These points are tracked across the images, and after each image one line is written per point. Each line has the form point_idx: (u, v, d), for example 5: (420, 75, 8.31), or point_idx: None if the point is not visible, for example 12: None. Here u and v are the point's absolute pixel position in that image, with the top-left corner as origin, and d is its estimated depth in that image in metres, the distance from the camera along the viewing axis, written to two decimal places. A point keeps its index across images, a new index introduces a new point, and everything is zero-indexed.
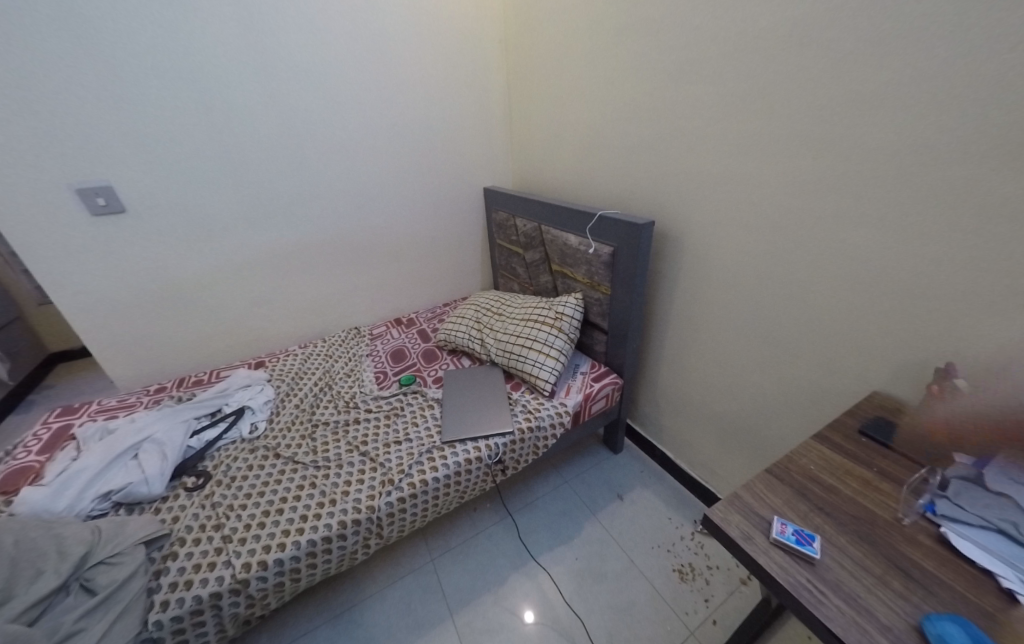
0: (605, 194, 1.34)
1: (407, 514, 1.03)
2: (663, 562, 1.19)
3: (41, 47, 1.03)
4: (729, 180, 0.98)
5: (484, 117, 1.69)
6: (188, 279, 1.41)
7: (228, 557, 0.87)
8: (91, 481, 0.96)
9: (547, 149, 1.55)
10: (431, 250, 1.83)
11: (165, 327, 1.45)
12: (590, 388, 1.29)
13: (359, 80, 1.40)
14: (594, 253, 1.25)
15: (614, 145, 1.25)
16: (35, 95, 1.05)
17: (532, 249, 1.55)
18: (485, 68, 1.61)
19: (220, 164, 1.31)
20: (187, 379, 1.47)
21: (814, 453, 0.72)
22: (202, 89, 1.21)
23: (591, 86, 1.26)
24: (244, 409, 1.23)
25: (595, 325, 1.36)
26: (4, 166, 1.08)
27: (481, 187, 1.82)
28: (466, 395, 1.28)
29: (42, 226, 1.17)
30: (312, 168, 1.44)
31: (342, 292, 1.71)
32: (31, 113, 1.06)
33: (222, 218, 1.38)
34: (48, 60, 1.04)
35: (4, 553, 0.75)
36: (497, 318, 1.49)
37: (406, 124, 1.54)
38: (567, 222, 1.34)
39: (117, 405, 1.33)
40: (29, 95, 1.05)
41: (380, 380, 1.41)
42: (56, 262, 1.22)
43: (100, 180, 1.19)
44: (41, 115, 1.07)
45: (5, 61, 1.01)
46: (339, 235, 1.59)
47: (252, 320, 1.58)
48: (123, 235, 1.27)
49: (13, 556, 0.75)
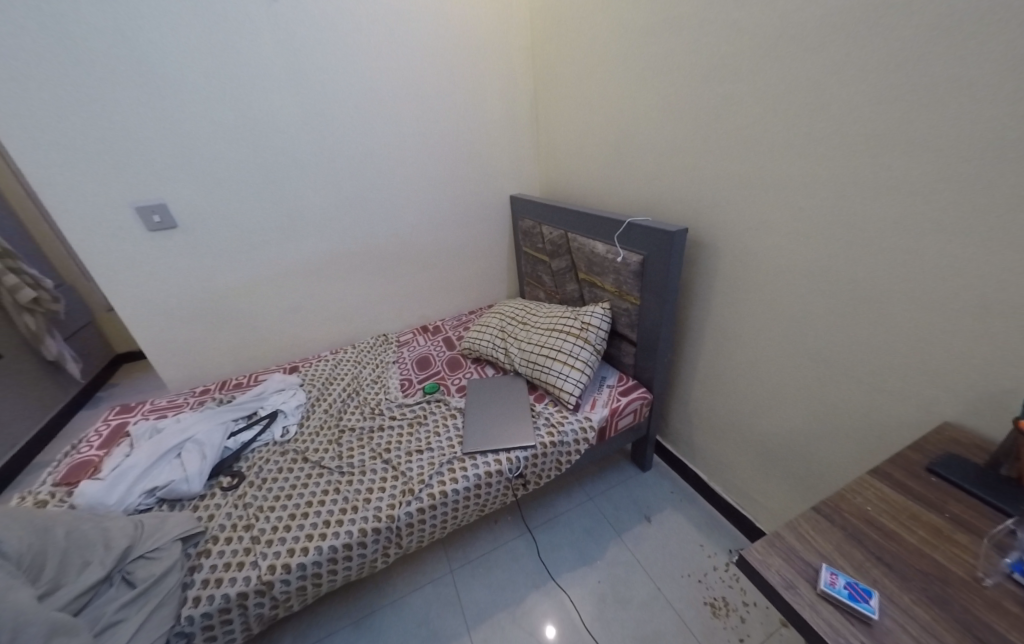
0: (634, 200, 1.28)
1: (427, 524, 1.02)
2: (694, 594, 1.10)
3: (108, 77, 1.13)
4: (771, 184, 0.91)
5: (512, 125, 1.68)
6: (230, 288, 1.49)
7: (255, 558, 0.89)
8: (139, 477, 1.02)
9: (575, 155, 1.51)
10: (458, 259, 1.84)
11: (209, 333, 1.54)
12: (617, 402, 1.23)
13: (388, 93, 1.43)
14: (622, 262, 1.20)
15: (644, 150, 1.20)
16: (102, 123, 1.16)
17: (558, 257, 1.52)
18: (512, 76, 1.60)
19: (260, 179, 1.38)
20: (229, 382, 1.55)
21: (871, 492, 0.63)
22: (245, 111, 1.29)
23: (621, 91, 1.22)
24: (278, 412, 1.28)
25: (623, 337, 1.31)
26: (77, 186, 1.19)
27: (508, 195, 1.81)
28: (488, 406, 1.26)
29: (105, 239, 1.27)
30: (343, 180, 1.49)
31: (372, 300, 1.75)
32: (98, 139, 1.17)
33: (262, 230, 1.45)
34: (114, 88, 1.14)
35: (56, 543, 0.78)
36: (522, 327, 1.46)
37: (435, 136, 1.56)
38: (594, 230, 1.30)
39: (167, 405, 1.43)
40: (97, 123, 1.16)
41: (405, 388, 1.42)
42: (117, 272, 1.33)
43: (156, 199, 1.28)
44: (107, 142, 1.18)
45: (79, 91, 1.11)
46: (369, 245, 1.63)
47: (288, 327, 1.65)
48: (174, 247, 1.36)
49: (64, 545, 0.78)
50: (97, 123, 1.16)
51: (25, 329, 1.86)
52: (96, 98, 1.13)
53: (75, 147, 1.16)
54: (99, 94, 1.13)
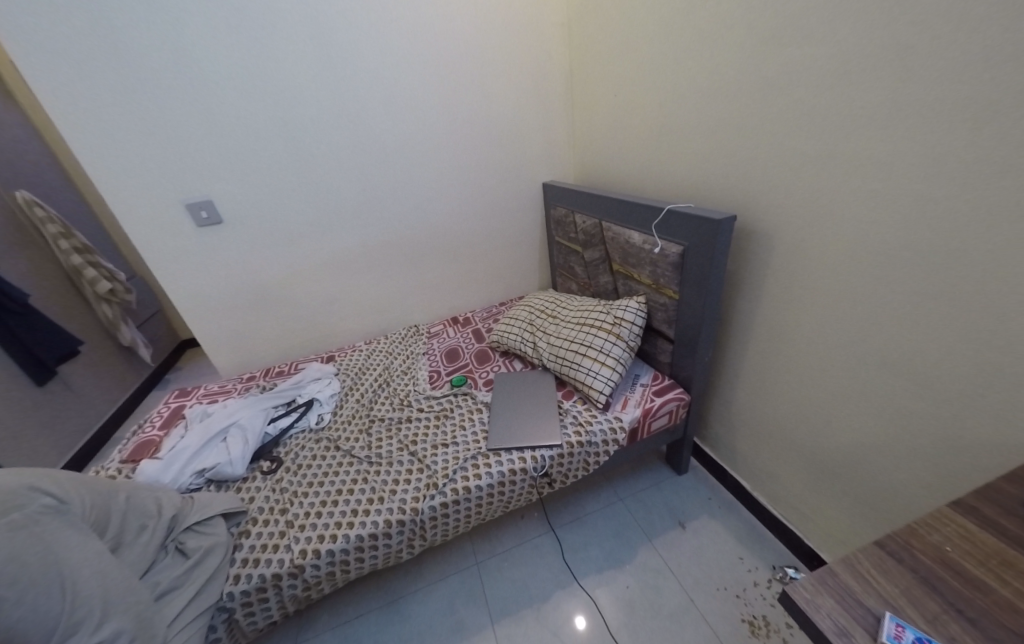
0: (675, 185, 1.18)
1: (450, 519, 1.02)
2: (731, 610, 1.03)
3: (157, 78, 1.18)
4: (841, 163, 0.79)
5: (546, 108, 1.60)
6: (270, 279, 1.56)
7: (288, 542, 0.93)
8: (190, 458, 1.10)
9: (612, 137, 1.41)
10: (489, 249, 1.80)
11: (254, 323, 1.62)
12: (651, 402, 1.16)
13: (418, 81, 1.40)
14: (659, 253, 1.11)
15: (690, 130, 1.09)
16: (154, 124, 1.22)
17: (592, 247, 1.45)
18: (546, 56, 1.51)
19: (297, 174, 1.41)
20: (272, 369, 1.63)
21: (951, 529, 0.54)
22: (283, 107, 1.31)
23: (666, 64, 1.11)
24: (313, 401, 1.33)
25: (659, 333, 1.22)
26: (134, 185, 1.27)
27: (540, 182, 1.74)
28: (515, 401, 1.23)
29: (159, 234, 1.36)
30: (375, 172, 1.49)
31: (404, 292, 1.76)
32: (150, 140, 1.24)
33: (299, 224, 1.49)
34: (162, 89, 1.19)
35: (119, 507, 0.83)
36: (552, 320, 1.41)
37: (467, 124, 1.52)
38: (631, 218, 1.21)
39: (217, 390, 1.53)
40: (150, 125, 1.22)
41: (434, 380, 1.43)
42: (171, 265, 1.42)
43: (202, 196, 1.34)
44: (159, 143, 1.25)
45: (133, 94, 1.18)
46: (401, 236, 1.63)
47: (325, 318, 1.70)
48: (220, 240, 1.43)
49: (126, 510, 0.84)
50: (151, 124, 1.22)
51: (104, 317, 2.05)
52: (149, 100, 1.19)
53: (131, 148, 1.23)
54: (151, 96, 1.19)
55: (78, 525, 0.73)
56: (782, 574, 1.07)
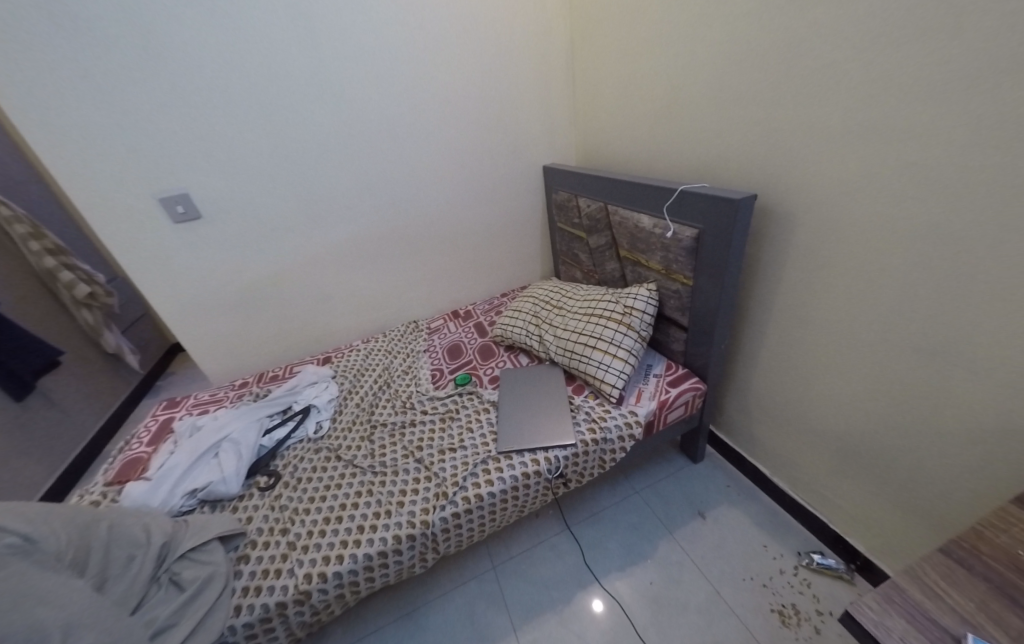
0: (688, 164, 1.11)
1: (463, 529, 0.97)
2: (759, 600, 1.01)
3: (119, 63, 1.07)
4: (877, 135, 0.73)
5: (545, 85, 1.51)
6: (260, 279, 1.47)
7: (292, 565, 0.88)
8: (181, 478, 1.03)
9: (618, 115, 1.33)
10: (488, 238, 1.73)
11: (245, 326, 1.54)
12: (666, 394, 1.11)
13: (409, 59, 1.30)
14: (672, 238, 1.05)
15: (704, 103, 1.02)
16: (120, 114, 1.12)
17: (598, 232, 1.38)
18: (545, 28, 1.41)
19: (281, 164, 1.31)
20: (266, 374, 1.55)
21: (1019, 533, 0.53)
22: (263, 90, 1.21)
23: (678, 32, 1.03)
24: (310, 408, 1.26)
25: (671, 321, 1.17)
26: (103, 183, 1.17)
27: (541, 166, 1.66)
28: (523, 399, 1.17)
29: (136, 236, 1.26)
30: (365, 160, 1.40)
31: (401, 286, 1.69)
32: (117, 131, 1.13)
33: (287, 219, 1.40)
34: (125, 75, 1.08)
35: (100, 539, 0.77)
36: (558, 312, 1.35)
37: (462, 105, 1.42)
38: (640, 201, 1.15)
39: (208, 400, 1.45)
40: (116, 114, 1.11)
41: (436, 379, 1.37)
42: (151, 268, 1.33)
43: (176, 188, 1.24)
44: (127, 134, 1.14)
45: (93, 82, 1.07)
46: (396, 228, 1.55)
47: (320, 317, 1.62)
48: (202, 239, 1.34)
49: (108, 542, 0.78)
50: (116, 114, 1.11)
51: (84, 322, 1.94)
52: (113, 87, 1.08)
53: (95, 142, 1.12)
54: (113, 82, 1.08)
55: (47, 567, 0.66)
56: (809, 560, 1.05)
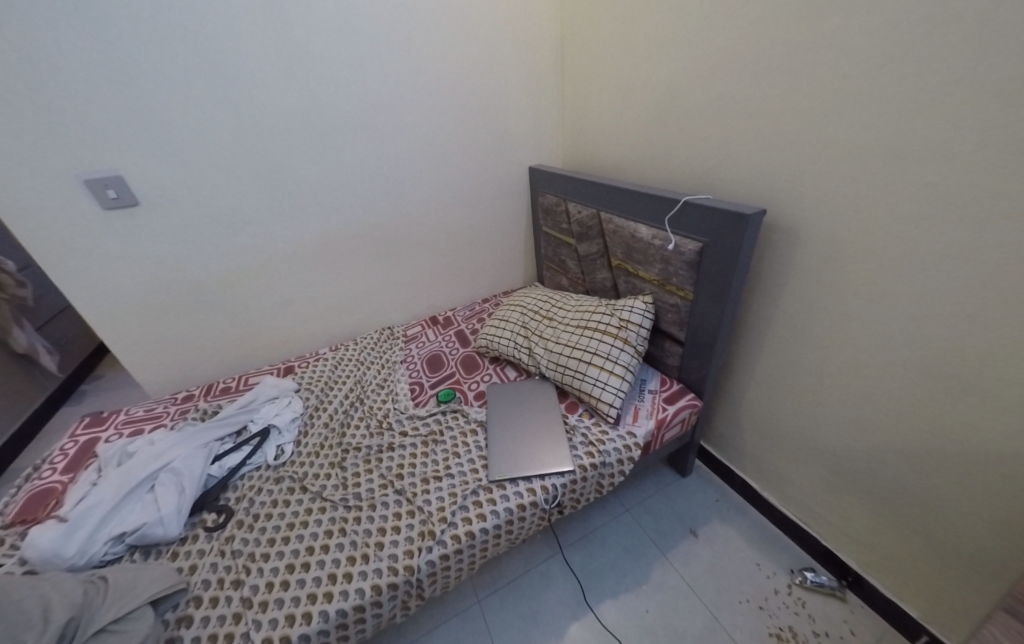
0: (687, 173, 1.07)
1: (451, 571, 0.87)
2: (756, 623, 0.98)
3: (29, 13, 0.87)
4: (895, 154, 0.70)
5: (533, 81, 1.43)
6: (209, 278, 1.29)
7: (247, 628, 0.74)
8: (104, 520, 0.86)
9: (610, 118, 1.27)
10: (470, 240, 1.62)
11: (189, 332, 1.34)
12: (663, 413, 1.06)
13: (387, 41, 1.18)
14: (673, 251, 0.99)
15: (707, 111, 0.97)
16: (28, 76, 0.91)
17: (589, 240, 1.32)
18: (535, 21, 1.33)
19: (238, 148, 1.15)
20: (215, 386, 1.36)
21: None
22: (215, 62, 1.04)
23: (680, 34, 0.98)
24: (270, 430, 1.11)
25: (667, 336, 1.12)
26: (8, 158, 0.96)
27: (527, 166, 1.58)
28: (513, 419, 1.09)
29: (51, 224, 1.05)
30: (337, 150, 1.26)
31: (374, 290, 1.55)
32: (24, 97, 0.93)
33: (243, 211, 1.23)
34: (38, 29, 0.89)
35: None
36: (548, 323, 1.27)
37: (445, 96, 1.31)
38: (637, 210, 1.09)
39: (144, 415, 1.25)
40: (23, 77, 0.91)
41: (415, 395, 1.25)
42: (71, 263, 1.11)
43: (108, 170, 1.05)
44: (37, 101, 0.94)
45: None
46: (369, 225, 1.41)
47: (279, 322, 1.45)
48: (138, 230, 1.15)
49: None
50: (22, 75, 0.91)
51: None
52: (18, 42, 0.88)
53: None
54: (19, 36, 0.88)
55: None
56: (802, 578, 1.04)
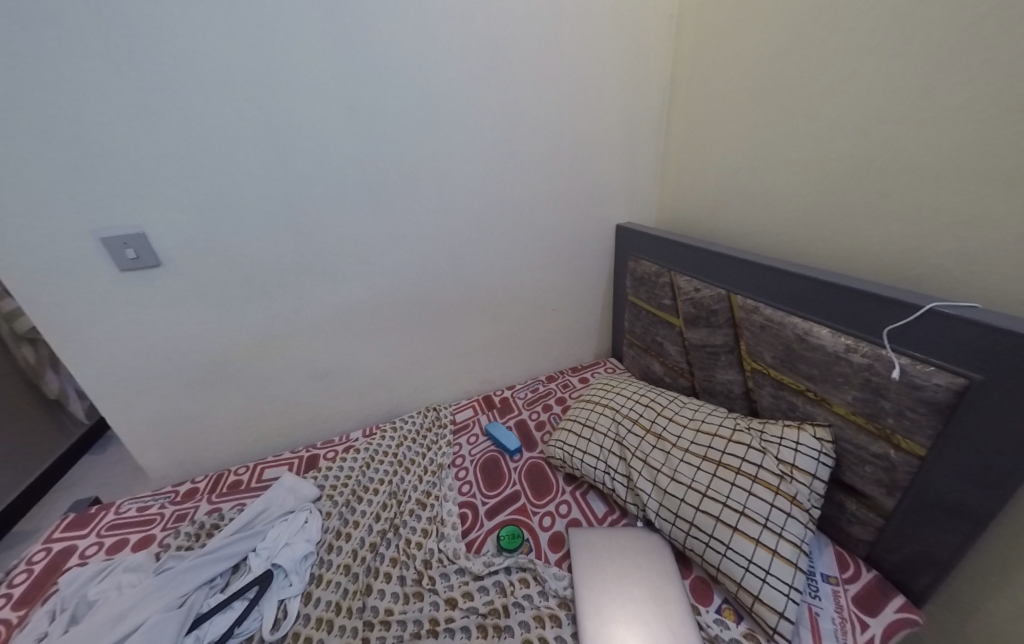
0: (893, 258, 0.72)
1: None
2: None
3: (62, 49, 0.72)
4: None
5: (635, 127, 1.15)
6: (231, 350, 1.05)
7: None
8: None
9: (745, 175, 0.96)
10: (539, 309, 1.33)
11: (201, 410, 1.10)
12: (866, 635, 0.66)
13: (465, 82, 0.96)
14: (901, 381, 0.63)
15: (951, 172, 0.63)
16: (22, 104, 0.73)
17: (707, 327, 0.97)
18: (644, 61, 1.07)
19: (280, 201, 0.94)
20: (224, 478, 1.11)
21: None
22: (261, 96, 0.84)
23: (898, 63, 0.66)
24: (272, 573, 0.83)
25: (854, 493, 0.74)
26: (19, 213, 0.79)
27: (614, 225, 1.28)
28: (614, 603, 0.74)
29: (62, 287, 0.87)
30: (395, 206, 1.03)
31: (420, 364, 1.27)
32: (20, 131, 0.74)
33: (278, 273, 1.01)
34: (73, 67, 0.73)
35: None
36: (654, 440, 0.92)
37: (527, 146, 1.07)
38: (813, 302, 0.74)
39: (135, 517, 1.00)
40: (14, 104, 0.73)
41: (468, 528, 0.94)
42: (78, 331, 0.92)
43: (131, 228, 0.86)
44: (30, 133, 0.75)
45: (19, 73, 0.71)
46: (422, 291, 1.16)
47: (308, 400, 1.19)
48: (156, 295, 0.94)
49: None
50: (12, 103, 0.73)
51: (17, 364, 1.43)
52: (11, 63, 0.71)
53: (13, 155, 0.75)
54: (13, 52, 0.70)
55: None
56: None
